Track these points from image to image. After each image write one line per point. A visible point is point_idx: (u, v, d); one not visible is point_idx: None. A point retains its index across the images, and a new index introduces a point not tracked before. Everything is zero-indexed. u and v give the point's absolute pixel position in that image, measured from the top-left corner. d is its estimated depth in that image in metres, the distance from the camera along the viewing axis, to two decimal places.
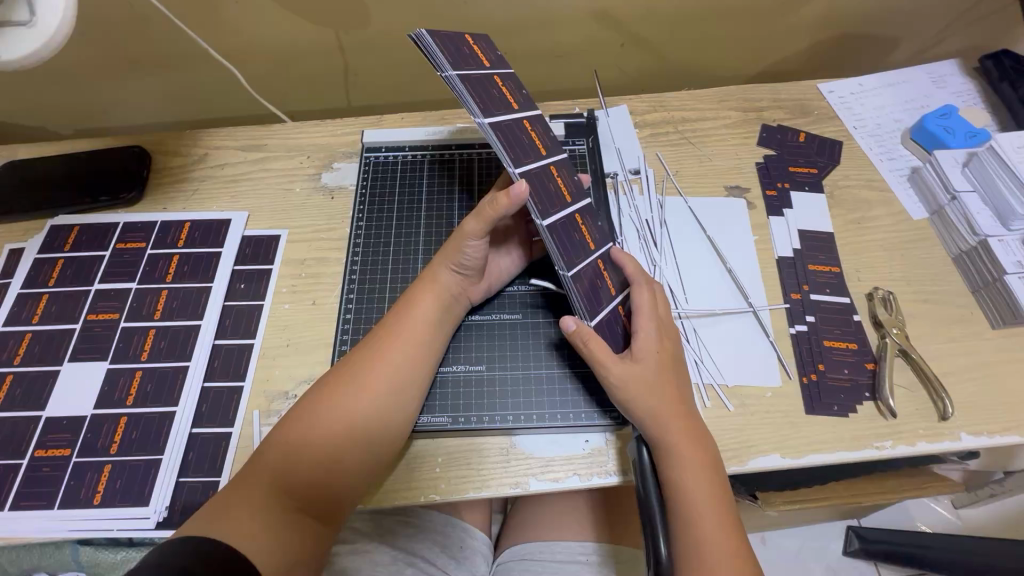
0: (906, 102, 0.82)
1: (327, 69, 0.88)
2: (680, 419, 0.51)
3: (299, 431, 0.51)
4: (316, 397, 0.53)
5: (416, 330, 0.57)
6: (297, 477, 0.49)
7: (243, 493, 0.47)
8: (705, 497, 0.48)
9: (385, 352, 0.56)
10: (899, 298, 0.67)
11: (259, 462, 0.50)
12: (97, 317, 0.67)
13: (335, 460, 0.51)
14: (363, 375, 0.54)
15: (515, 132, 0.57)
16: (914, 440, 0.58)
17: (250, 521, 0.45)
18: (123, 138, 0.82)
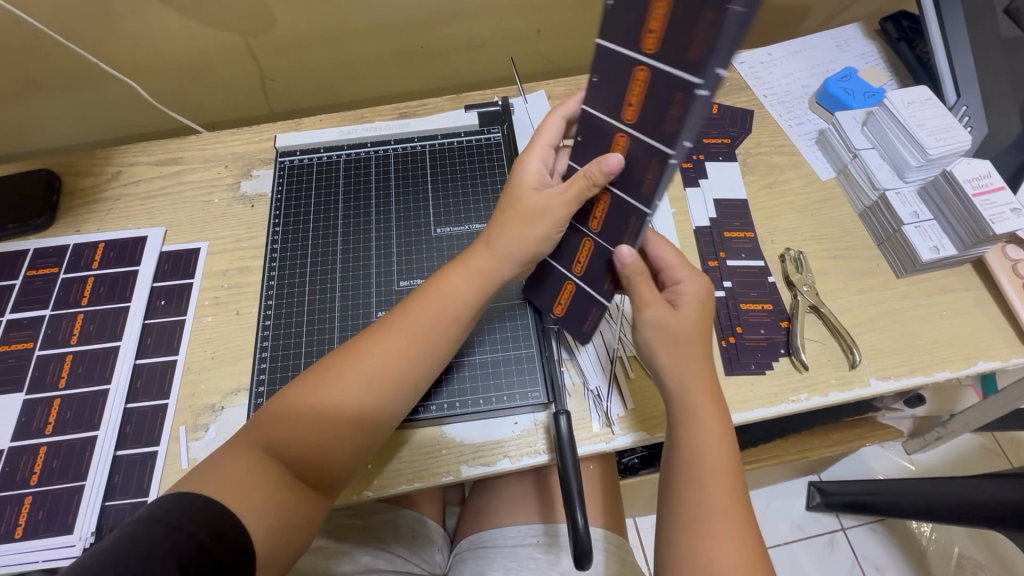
0: (811, 68, 0.85)
1: (242, 75, 0.87)
2: (703, 384, 0.52)
3: (309, 399, 0.50)
4: (329, 371, 0.51)
5: (437, 306, 0.54)
6: (298, 448, 0.48)
7: (247, 453, 0.47)
8: (714, 463, 0.49)
9: (406, 327, 0.53)
10: (809, 257, 0.69)
11: (268, 423, 0.49)
12: (10, 348, 0.65)
13: (340, 435, 0.50)
14: (382, 355, 0.52)
15: (635, 156, 0.47)
16: (827, 390, 0.61)
17: (244, 476, 0.45)
18: (31, 162, 0.80)
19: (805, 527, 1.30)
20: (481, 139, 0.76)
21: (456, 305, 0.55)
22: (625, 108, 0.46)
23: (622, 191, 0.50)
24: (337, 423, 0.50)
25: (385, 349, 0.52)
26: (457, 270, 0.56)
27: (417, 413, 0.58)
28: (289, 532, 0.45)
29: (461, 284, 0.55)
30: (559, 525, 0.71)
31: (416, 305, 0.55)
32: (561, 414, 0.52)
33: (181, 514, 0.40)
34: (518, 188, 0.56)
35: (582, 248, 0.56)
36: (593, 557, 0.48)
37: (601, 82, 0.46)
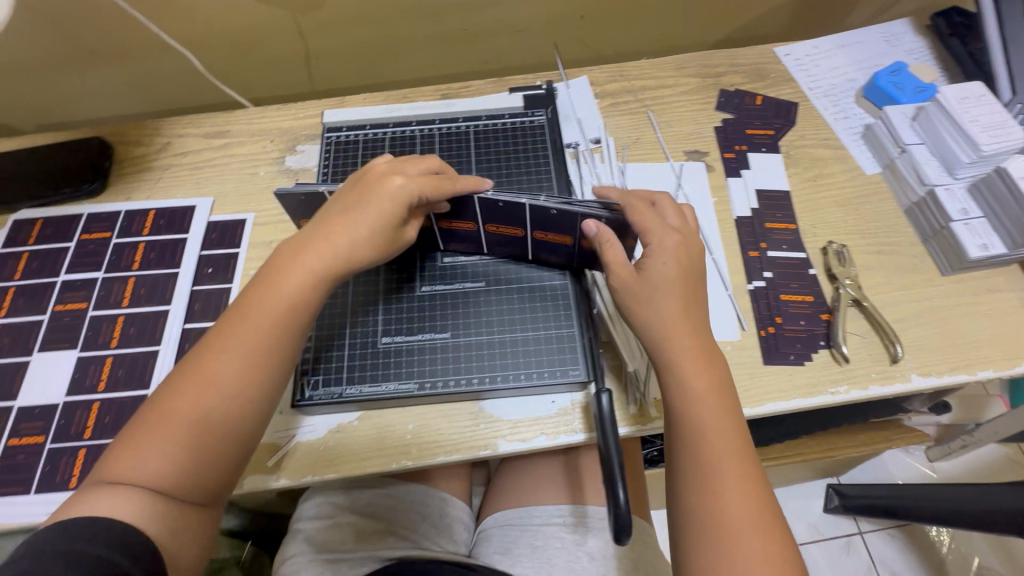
0: (858, 62, 0.84)
1: (288, 52, 0.88)
2: (689, 338, 0.51)
3: (157, 421, 0.47)
4: (179, 383, 0.49)
5: (275, 301, 0.51)
6: (145, 466, 0.46)
7: (109, 484, 0.45)
8: (713, 420, 0.49)
9: (258, 333, 0.50)
10: (852, 250, 0.69)
11: (122, 453, 0.47)
12: (65, 307, 0.67)
13: (181, 447, 0.47)
14: (215, 358, 0.49)
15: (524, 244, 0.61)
16: (867, 384, 0.61)
17: (112, 500, 0.45)
18: (84, 131, 0.82)
19: (821, 528, 1.30)
20: (524, 122, 0.76)
21: (304, 301, 0.52)
22: (586, 241, 0.58)
23: (531, 248, 0.61)
24: (199, 445, 0.47)
25: (235, 364, 0.49)
26: (305, 263, 0.52)
27: (384, 392, 0.58)
28: (178, 537, 0.46)
29: (310, 277, 0.52)
30: (586, 507, 0.72)
31: (258, 299, 0.51)
32: (603, 392, 0.53)
33: (85, 538, 0.42)
34: (380, 207, 0.53)
35: (465, 226, 0.60)
36: (633, 533, 0.49)
37: (559, 215, 0.55)
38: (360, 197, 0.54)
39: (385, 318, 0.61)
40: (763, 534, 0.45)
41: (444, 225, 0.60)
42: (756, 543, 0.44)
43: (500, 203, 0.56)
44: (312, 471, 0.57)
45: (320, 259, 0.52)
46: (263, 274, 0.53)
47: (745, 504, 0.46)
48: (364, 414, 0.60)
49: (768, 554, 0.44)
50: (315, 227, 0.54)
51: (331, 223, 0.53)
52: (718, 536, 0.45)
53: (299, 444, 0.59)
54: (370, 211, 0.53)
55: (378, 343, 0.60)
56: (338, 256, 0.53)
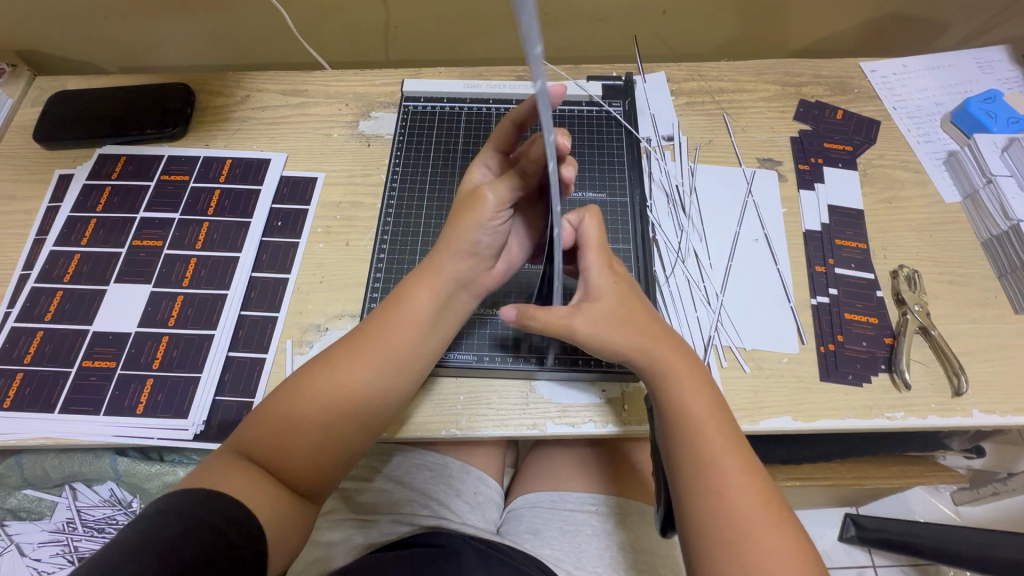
0: (948, 86, 0.81)
1: (369, 18, 0.89)
2: (664, 343, 0.52)
3: (282, 416, 0.51)
4: (315, 380, 0.52)
5: (413, 318, 0.54)
6: (278, 449, 0.49)
7: (229, 471, 0.47)
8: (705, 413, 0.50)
9: (395, 350, 0.54)
10: (924, 277, 0.67)
11: (255, 438, 0.50)
12: (142, 243, 0.70)
13: (320, 441, 0.51)
14: (355, 363, 0.53)
15: None
16: (925, 414, 0.59)
17: (247, 484, 0.46)
18: (169, 76, 0.84)
19: (833, 556, 1.28)
20: (599, 112, 0.76)
21: (428, 316, 0.55)
22: None
23: None
24: (322, 445, 0.51)
25: (364, 374, 0.52)
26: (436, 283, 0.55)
27: (442, 359, 0.60)
28: (286, 529, 0.48)
29: (440, 297, 0.55)
30: (618, 498, 0.72)
31: (394, 317, 0.55)
32: (658, 384, 0.54)
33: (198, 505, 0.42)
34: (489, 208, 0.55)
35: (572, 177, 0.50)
36: (676, 529, 0.51)
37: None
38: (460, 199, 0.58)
39: None
40: (782, 528, 0.45)
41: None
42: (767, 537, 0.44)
43: None
44: None
45: (448, 266, 0.55)
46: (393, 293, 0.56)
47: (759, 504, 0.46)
48: (417, 379, 0.61)
49: (783, 539, 0.44)
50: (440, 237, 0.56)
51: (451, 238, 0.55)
52: (735, 539, 0.44)
53: None
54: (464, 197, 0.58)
55: None
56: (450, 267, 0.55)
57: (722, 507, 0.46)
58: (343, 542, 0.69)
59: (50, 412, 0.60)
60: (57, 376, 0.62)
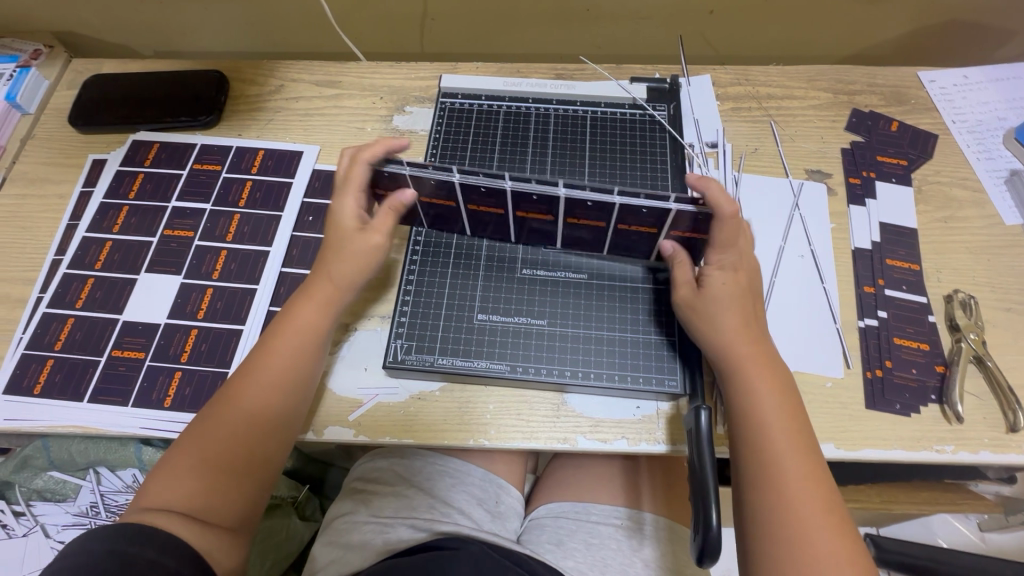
0: (1011, 100, 0.77)
1: (406, 10, 0.87)
2: (752, 347, 0.52)
3: (187, 447, 0.50)
4: (218, 408, 0.52)
5: (296, 334, 0.55)
6: (193, 484, 0.48)
7: (148, 515, 0.46)
8: (777, 418, 0.49)
9: (288, 360, 0.54)
10: (980, 303, 0.63)
11: (168, 478, 0.48)
12: (173, 233, 0.69)
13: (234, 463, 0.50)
14: (254, 383, 0.53)
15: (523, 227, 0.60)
16: (977, 448, 0.57)
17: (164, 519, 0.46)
18: (203, 63, 0.83)
19: None
20: (642, 116, 0.73)
21: (319, 326, 0.56)
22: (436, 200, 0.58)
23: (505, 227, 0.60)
24: (235, 472, 0.50)
25: (262, 385, 0.53)
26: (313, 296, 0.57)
27: (474, 368, 0.58)
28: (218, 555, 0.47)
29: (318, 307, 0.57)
30: (644, 513, 0.71)
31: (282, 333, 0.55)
32: (703, 408, 0.51)
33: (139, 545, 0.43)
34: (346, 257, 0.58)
35: (590, 223, 0.57)
36: (717, 559, 0.47)
37: (440, 184, 0.55)
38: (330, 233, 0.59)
39: (483, 294, 0.61)
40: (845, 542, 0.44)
41: (620, 227, 0.57)
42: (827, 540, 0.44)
43: (536, 197, 0.54)
44: (390, 432, 0.58)
45: (331, 281, 0.57)
46: (278, 318, 0.57)
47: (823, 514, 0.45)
48: (447, 385, 0.60)
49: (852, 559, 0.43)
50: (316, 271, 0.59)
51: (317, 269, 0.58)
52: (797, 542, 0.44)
53: (381, 403, 0.59)
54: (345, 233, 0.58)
55: (474, 319, 0.59)
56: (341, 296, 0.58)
57: (781, 513, 0.45)
58: (361, 546, 0.68)
59: (80, 400, 0.60)
60: (86, 365, 0.62)
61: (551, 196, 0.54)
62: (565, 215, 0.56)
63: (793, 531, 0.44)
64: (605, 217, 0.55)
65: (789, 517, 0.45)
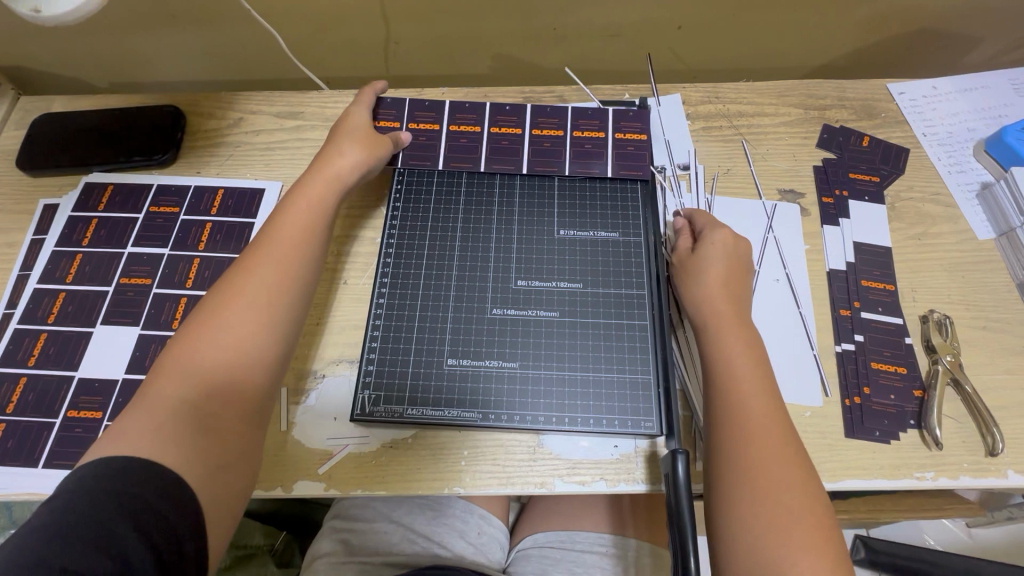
0: (981, 110, 0.76)
1: (368, 34, 0.85)
2: (725, 312, 0.55)
3: (184, 346, 0.48)
4: (209, 307, 0.50)
5: (291, 232, 0.56)
6: (188, 389, 0.46)
7: (141, 430, 0.42)
8: (749, 382, 0.51)
9: (283, 256, 0.54)
10: (955, 323, 0.63)
11: (160, 384, 0.46)
12: (130, 281, 0.66)
13: (234, 351, 0.49)
14: (250, 278, 0.52)
15: (494, 145, 0.67)
16: (957, 474, 0.56)
17: (156, 434, 0.43)
18: (159, 97, 0.81)
19: None
20: None
21: (314, 228, 0.57)
22: (421, 124, 0.68)
23: (479, 143, 0.67)
24: (233, 364, 0.48)
25: (256, 283, 0.52)
26: (304, 205, 0.58)
27: (445, 417, 0.56)
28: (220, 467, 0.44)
29: (313, 208, 0.58)
30: (629, 539, 0.70)
31: (273, 238, 0.55)
32: (680, 454, 0.50)
33: (138, 481, 0.39)
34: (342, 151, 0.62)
35: (551, 132, 0.68)
36: None
37: (431, 103, 0.69)
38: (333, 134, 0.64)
39: (451, 338, 0.59)
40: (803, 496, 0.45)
41: (574, 134, 0.67)
42: (790, 486, 0.45)
43: (507, 107, 0.69)
44: (360, 485, 0.56)
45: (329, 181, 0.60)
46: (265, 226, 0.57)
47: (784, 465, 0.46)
48: (419, 433, 0.58)
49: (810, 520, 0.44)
50: (314, 165, 0.61)
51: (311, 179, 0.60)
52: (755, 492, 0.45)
53: (352, 454, 0.57)
54: (348, 129, 0.63)
55: (443, 366, 0.58)
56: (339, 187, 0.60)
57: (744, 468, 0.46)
58: None
59: (34, 466, 0.57)
60: (40, 428, 0.59)
61: (519, 106, 0.69)
62: (529, 126, 0.68)
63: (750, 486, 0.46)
64: (562, 125, 0.68)
65: (753, 471, 0.46)
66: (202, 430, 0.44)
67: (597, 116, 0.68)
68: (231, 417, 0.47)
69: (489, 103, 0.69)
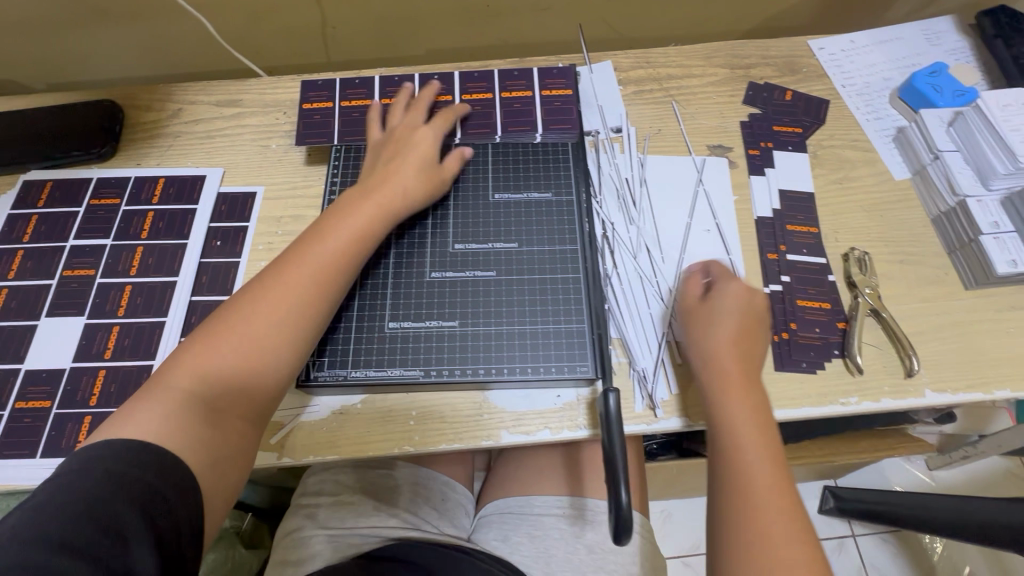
0: (896, 60, 0.80)
1: (304, 21, 0.87)
2: (731, 365, 0.54)
3: (219, 338, 0.50)
4: (253, 295, 0.52)
5: (340, 232, 0.56)
6: (215, 378, 0.49)
7: (157, 414, 0.46)
8: (750, 439, 0.50)
9: (327, 259, 0.55)
10: (874, 259, 0.67)
11: (188, 362, 0.49)
12: (73, 273, 0.67)
13: (264, 353, 0.50)
14: (293, 272, 0.53)
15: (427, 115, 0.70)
16: (878, 397, 0.59)
17: (167, 421, 0.46)
18: (95, 93, 0.80)
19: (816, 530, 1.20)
20: None
21: (362, 233, 0.57)
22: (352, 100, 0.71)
23: None
24: (259, 361, 0.50)
25: (296, 282, 0.53)
26: (359, 208, 0.58)
27: (387, 376, 0.58)
28: (222, 461, 0.48)
29: (366, 216, 0.57)
30: (586, 500, 0.72)
31: (320, 236, 0.56)
32: (610, 391, 0.52)
33: (137, 466, 0.43)
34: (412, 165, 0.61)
35: (480, 95, 0.71)
36: (632, 535, 0.49)
37: (361, 81, 0.72)
38: (397, 154, 0.62)
39: (392, 303, 0.60)
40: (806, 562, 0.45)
41: (503, 94, 0.70)
42: (799, 555, 0.45)
43: (436, 77, 0.72)
44: (311, 451, 0.57)
45: (391, 186, 0.60)
46: (320, 220, 0.57)
47: (792, 533, 0.46)
48: (368, 397, 0.59)
49: None
50: (379, 174, 0.60)
51: (377, 178, 0.60)
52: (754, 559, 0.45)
53: (302, 423, 0.58)
54: (420, 156, 0.62)
55: (384, 329, 0.59)
56: (393, 211, 0.59)
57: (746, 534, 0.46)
58: (315, 555, 0.68)
59: None
60: None
61: (446, 74, 0.72)
62: (459, 93, 0.71)
63: (750, 553, 0.45)
64: (490, 87, 0.71)
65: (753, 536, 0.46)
66: (211, 424, 0.48)
67: (520, 80, 0.71)
68: (238, 415, 0.50)
69: (419, 75, 0.72)
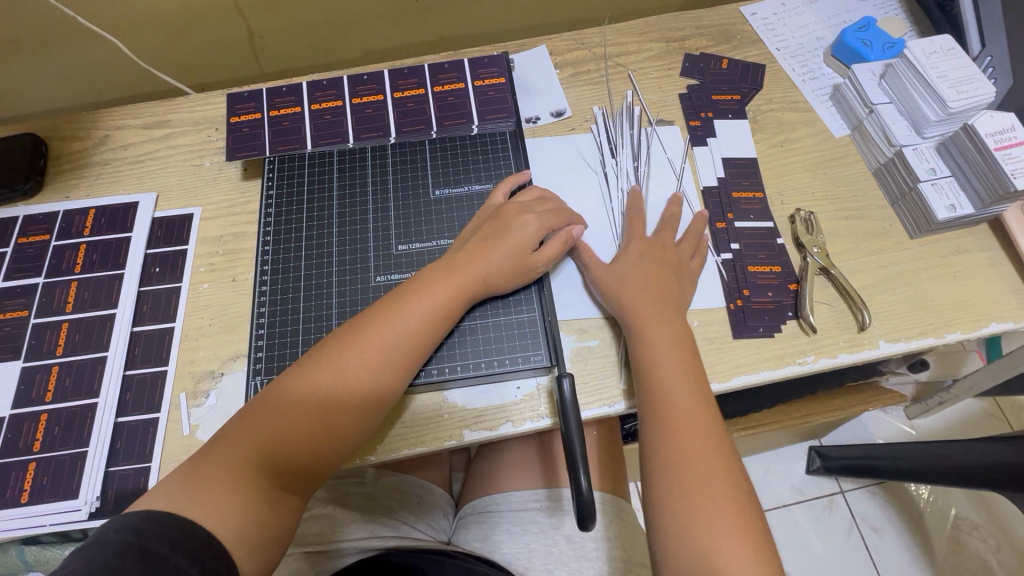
0: (827, 19, 0.80)
1: (229, 34, 0.88)
2: (673, 349, 0.54)
3: (287, 410, 0.49)
4: (325, 365, 0.51)
5: (414, 307, 0.54)
6: (285, 450, 0.48)
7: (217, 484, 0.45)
8: (692, 420, 0.51)
9: (408, 335, 0.53)
10: (820, 218, 0.67)
11: (258, 430, 0.48)
12: (5, 317, 0.64)
13: (331, 431, 0.50)
14: (365, 346, 0.52)
15: (360, 116, 0.69)
16: (834, 353, 0.60)
17: (225, 491, 0.45)
18: (12, 127, 0.77)
19: (805, 490, 1.20)
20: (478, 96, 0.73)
21: (439, 315, 0.55)
22: (280, 108, 0.69)
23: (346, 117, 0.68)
24: (321, 438, 0.49)
25: (368, 359, 0.51)
26: (437, 284, 0.55)
27: None
28: (268, 534, 0.46)
29: (443, 295, 0.55)
30: (562, 490, 0.71)
31: (395, 308, 0.54)
32: (563, 376, 0.52)
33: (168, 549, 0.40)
34: (507, 246, 0.57)
35: (413, 92, 0.69)
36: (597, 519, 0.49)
37: (288, 88, 0.70)
38: (491, 233, 0.59)
39: (339, 312, 0.61)
40: (743, 533, 0.46)
41: (435, 89, 0.69)
42: (731, 525, 0.46)
43: (365, 77, 0.70)
44: None
45: (473, 269, 0.56)
46: (398, 289, 0.56)
47: (717, 464, 0.49)
48: None
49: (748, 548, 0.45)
50: (463, 253, 0.57)
51: (463, 255, 0.57)
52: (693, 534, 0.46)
53: None
54: (513, 246, 0.57)
55: None
56: (473, 291, 0.56)
57: (685, 514, 0.47)
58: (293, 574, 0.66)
59: None
60: None
61: (376, 74, 0.70)
62: (390, 91, 0.69)
63: (692, 531, 0.46)
64: (422, 83, 0.70)
65: (692, 512, 0.47)
66: (267, 496, 0.46)
67: (452, 72, 0.70)
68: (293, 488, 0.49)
69: (347, 76, 0.70)
